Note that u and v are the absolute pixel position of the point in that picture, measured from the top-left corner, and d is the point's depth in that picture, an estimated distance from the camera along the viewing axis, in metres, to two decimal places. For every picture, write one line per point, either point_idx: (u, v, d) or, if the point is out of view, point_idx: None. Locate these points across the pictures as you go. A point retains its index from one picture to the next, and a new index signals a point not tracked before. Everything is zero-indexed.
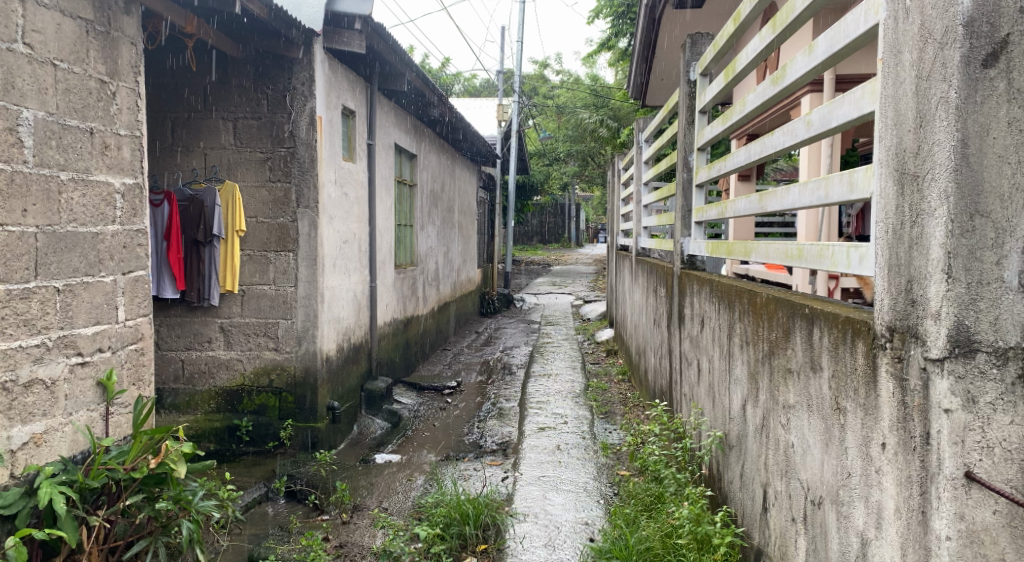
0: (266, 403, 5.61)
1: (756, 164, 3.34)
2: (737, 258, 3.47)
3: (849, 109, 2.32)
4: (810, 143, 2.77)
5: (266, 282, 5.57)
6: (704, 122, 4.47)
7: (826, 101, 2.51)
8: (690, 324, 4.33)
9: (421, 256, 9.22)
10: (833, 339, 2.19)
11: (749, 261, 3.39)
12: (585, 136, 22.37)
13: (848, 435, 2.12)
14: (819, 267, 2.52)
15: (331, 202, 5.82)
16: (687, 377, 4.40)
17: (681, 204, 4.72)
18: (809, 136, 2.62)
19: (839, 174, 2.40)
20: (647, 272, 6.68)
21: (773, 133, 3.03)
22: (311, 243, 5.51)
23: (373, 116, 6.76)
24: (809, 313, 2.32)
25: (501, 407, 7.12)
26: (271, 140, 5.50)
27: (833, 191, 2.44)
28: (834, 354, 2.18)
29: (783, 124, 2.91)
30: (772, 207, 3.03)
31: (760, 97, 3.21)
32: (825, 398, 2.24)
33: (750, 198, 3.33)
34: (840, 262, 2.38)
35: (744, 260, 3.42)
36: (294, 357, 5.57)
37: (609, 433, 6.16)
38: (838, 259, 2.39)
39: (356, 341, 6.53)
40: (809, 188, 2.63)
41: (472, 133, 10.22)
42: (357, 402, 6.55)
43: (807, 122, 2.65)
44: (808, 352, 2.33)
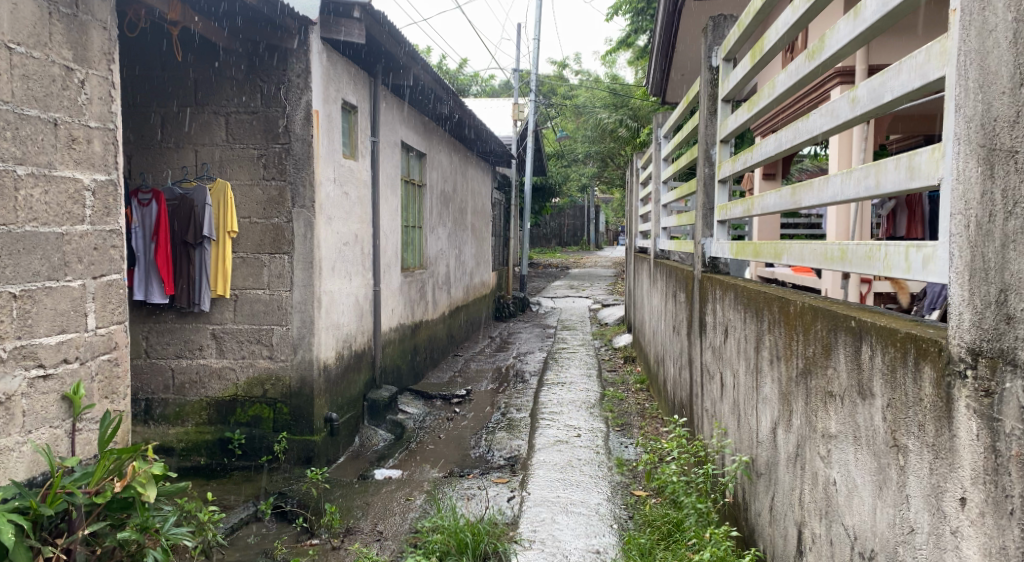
0: (259, 414, 5.28)
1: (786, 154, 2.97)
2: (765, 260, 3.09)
3: (908, 77, 1.94)
4: (853, 126, 2.40)
5: (260, 286, 5.25)
6: (728, 111, 4.11)
7: (876, 73, 2.13)
8: (711, 333, 3.96)
9: (431, 259, 8.90)
10: (889, 359, 1.82)
11: (778, 264, 3.01)
12: (605, 137, 21.97)
13: (910, 481, 1.75)
14: (866, 272, 2.15)
15: (329, 201, 5.50)
16: (709, 392, 4.03)
17: (703, 201, 4.35)
18: (854, 116, 2.24)
19: (895, 158, 2.02)
20: (665, 275, 6.30)
21: (809, 116, 2.67)
22: (307, 245, 5.19)
23: (376, 113, 6.45)
24: (856, 327, 1.95)
25: (511, 418, 6.77)
26: (265, 136, 5.19)
27: (886, 178, 2.06)
28: (891, 379, 1.81)
29: (821, 106, 2.55)
30: (807, 201, 2.66)
31: (792, 76, 2.85)
32: (879, 431, 1.86)
33: (780, 192, 2.96)
34: (895, 265, 2.00)
35: (773, 262, 3.04)
36: (289, 366, 5.25)
37: (625, 447, 5.80)
38: (893, 261, 2.01)
39: (358, 349, 6.21)
40: (855, 177, 2.26)
41: (484, 131, 9.89)
42: (359, 413, 6.22)
43: (852, 99, 2.27)
44: (855, 375, 1.96)
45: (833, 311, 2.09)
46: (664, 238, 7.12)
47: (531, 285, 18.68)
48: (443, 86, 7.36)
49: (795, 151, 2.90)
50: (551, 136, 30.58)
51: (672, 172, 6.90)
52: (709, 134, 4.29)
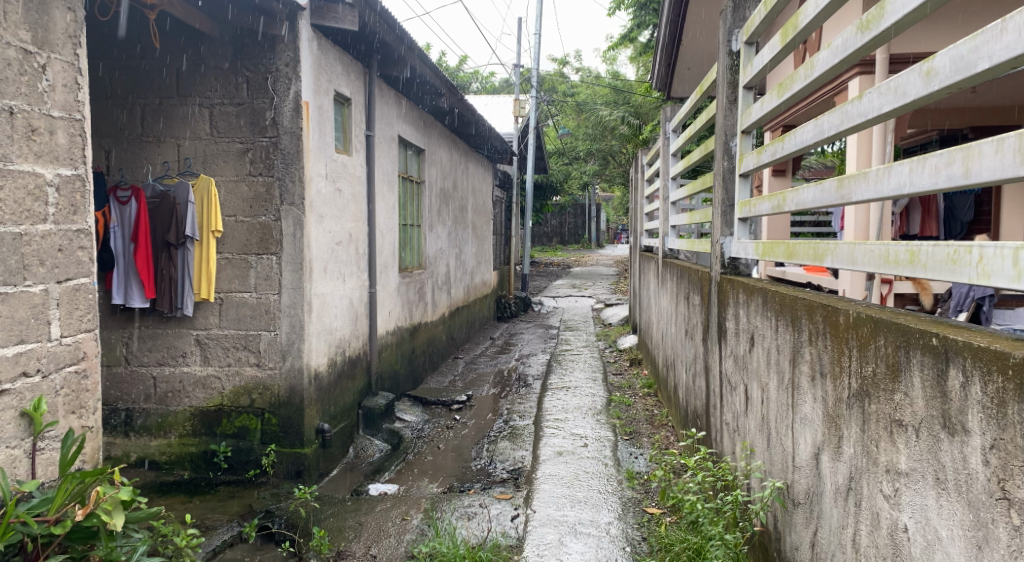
0: (246, 425, 4.96)
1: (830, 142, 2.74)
2: (804, 261, 2.83)
3: (1014, 39, 1.81)
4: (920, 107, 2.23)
5: (247, 289, 4.93)
6: (751, 97, 3.82)
7: (961, 41, 1.99)
8: (733, 340, 3.64)
9: (430, 259, 8.58)
10: (996, 392, 1.54)
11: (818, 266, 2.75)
12: (606, 134, 21.63)
13: None
14: (950, 280, 1.95)
15: (321, 198, 5.18)
16: (730, 404, 3.71)
17: (720, 196, 4.03)
18: (933, 89, 2.07)
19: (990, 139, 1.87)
20: (676, 276, 5.98)
21: (861, 98, 2.49)
22: (296, 244, 4.87)
23: (372, 105, 6.13)
24: (943, 344, 1.67)
25: (513, 425, 6.46)
26: (251, 128, 4.87)
27: (978, 165, 1.89)
28: (999, 417, 1.54)
29: (880, 84, 2.36)
30: (859, 194, 2.44)
31: (840, 53, 2.64)
32: (981, 479, 1.58)
33: (823, 185, 2.74)
34: (992, 269, 1.83)
35: (812, 263, 2.78)
36: (278, 374, 4.93)
37: (634, 458, 5.48)
38: (989, 265, 1.84)
39: (352, 355, 5.89)
40: (931, 165, 2.06)
41: (485, 126, 9.56)
42: (354, 422, 5.90)
43: (927, 73, 2.11)
44: (943, 406, 1.68)
45: (903, 325, 1.81)
46: (673, 237, 6.81)
47: (533, 284, 18.35)
48: (442, 79, 7.05)
49: (840, 138, 2.68)
50: (552, 133, 30.23)
51: (682, 167, 6.57)
52: (729, 124, 3.97)
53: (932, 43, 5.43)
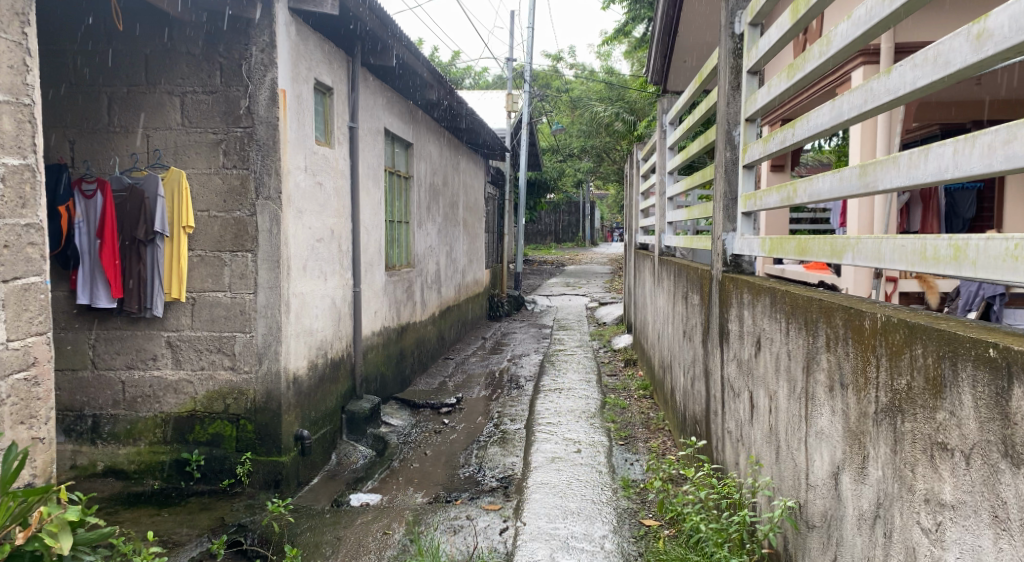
0: (221, 432, 4.70)
1: (849, 125, 2.54)
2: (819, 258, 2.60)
3: None
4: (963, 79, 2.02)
5: (220, 288, 4.67)
6: (754, 83, 3.58)
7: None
8: (735, 343, 3.40)
9: (419, 257, 8.32)
10: None
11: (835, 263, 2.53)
12: (600, 131, 21.39)
13: None
14: (1009, 278, 1.78)
15: (300, 193, 4.92)
16: (733, 411, 3.47)
17: (721, 189, 3.79)
18: (982, 56, 1.87)
19: None
20: (673, 274, 5.73)
21: (890, 72, 2.27)
22: (273, 241, 4.62)
23: (355, 95, 5.88)
24: (1010, 358, 1.46)
25: (504, 430, 6.21)
26: (225, 118, 4.61)
27: None
28: None
29: (912, 56, 2.16)
30: (890, 180, 2.22)
31: (865, 26, 2.42)
32: None
33: (842, 172, 2.52)
34: None
35: (829, 260, 2.56)
36: (254, 379, 4.67)
37: (630, 465, 5.24)
38: None
39: (335, 357, 5.63)
40: (984, 144, 1.85)
41: (476, 121, 9.31)
42: (336, 427, 5.64)
43: (976, 38, 1.90)
44: (1008, 432, 1.47)
45: (954, 333, 1.60)
46: (670, 234, 6.56)
47: (526, 282, 18.06)
48: (429, 70, 6.80)
49: (860, 120, 2.48)
50: (546, 130, 29.96)
51: (679, 161, 6.33)
52: (729, 113, 3.72)
53: (938, 30, 5.22)
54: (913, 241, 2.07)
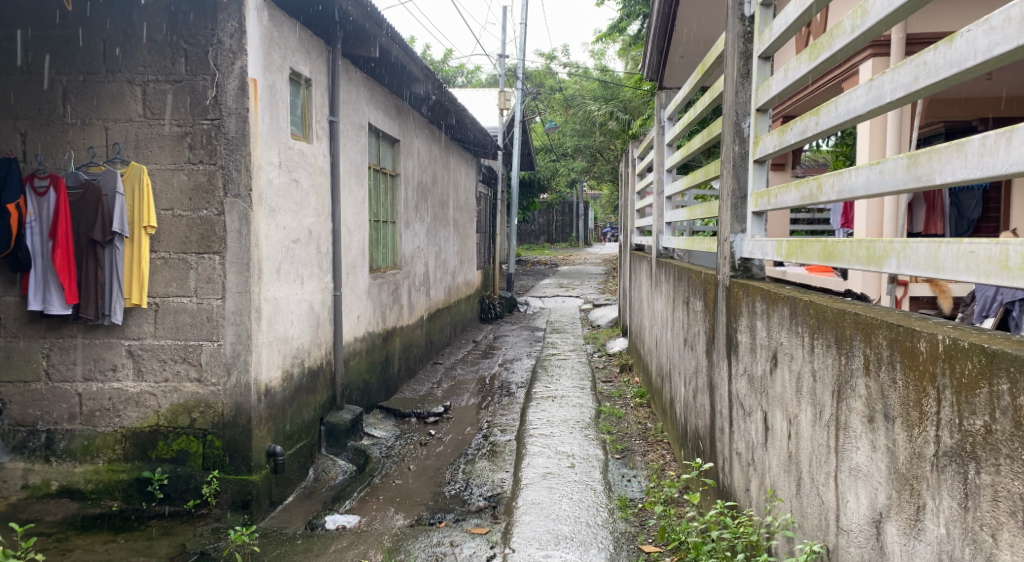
0: (186, 448, 4.35)
1: (892, 108, 2.22)
2: (854, 263, 2.28)
3: None
4: None
5: (185, 293, 4.33)
6: (766, 68, 3.25)
7: None
8: (747, 357, 3.08)
9: (406, 259, 7.98)
10: None
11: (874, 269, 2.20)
12: (593, 130, 21.05)
13: None
14: None
15: (272, 190, 4.58)
16: (745, 432, 3.14)
17: (728, 186, 3.47)
18: None
19: None
20: (672, 278, 5.41)
21: (952, 42, 1.94)
22: (242, 243, 4.28)
23: (336, 87, 5.55)
24: None
25: (494, 441, 5.88)
26: (190, 109, 4.27)
27: None
28: None
29: (984, 20, 1.84)
30: (957, 171, 1.90)
31: None
32: None
33: (887, 162, 2.19)
34: None
35: (866, 266, 2.24)
36: (222, 391, 4.33)
37: (628, 482, 4.91)
38: None
39: (312, 365, 5.29)
40: None
41: (466, 117, 8.96)
42: (314, 440, 5.30)
43: None
44: None
45: None
46: (668, 235, 6.25)
47: (518, 283, 17.73)
48: (416, 62, 6.45)
49: (906, 103, 2.16)
50: (539, 129, 29.60)
51: (677, 158, 6.00)
52: (739, 102, 3.40)
53: (943, 26, 5.01)
54: (986, 246, 1.76)
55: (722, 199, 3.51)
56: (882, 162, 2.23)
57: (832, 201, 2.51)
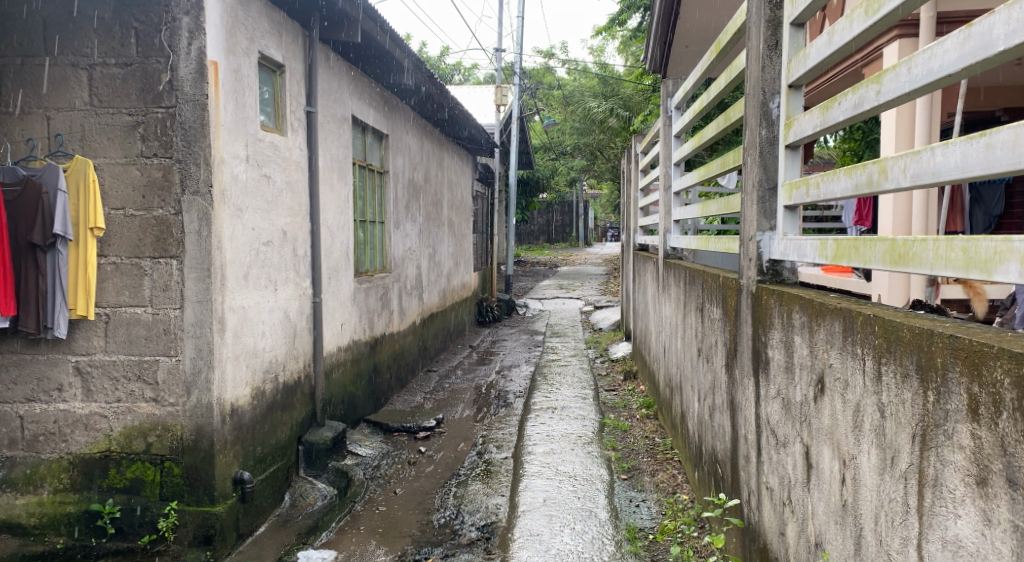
0: (141, 477, 3.88)
1: (999, 62, 1.72)
2: (947, 270, 1.81)
3: None
4: None
5: (139, 303, 3.87)
6: (799, 35, 2.77)
7: None
8: (781, 377, 2.60)
9: (396, 261, 7.51)
10: None
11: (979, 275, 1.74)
12: (593, 128, 20.56)
13: None
14: None
15: (238, 187, 4.11)
16: (778, 465, 2.67)
17: (753, 176, 2.99)
18: None
19: None
20: (682, 281, 4.94)
21: None
22: (202, 246, 3.81)
23: (313, 74, 5.07)
24: None
25: (489, 459, 5.41)
26: (142, 96, 3.80)
27: None
28: None
29: None
30: None
31: None
32: None
33: (1002, 132, 1.70)
34: None
35: (967, 273, 1.77)
36: (181, 412, 3.86)
37: (636, 507, 4.44)
38: None
39: (288, 379, 4.82)
40: None
41: (460, 110, 8.48)
42: (291, 462, 4.83)
43: None
44: None
45: None
46: (676, 234, 5.77)
47: (518, 285, 17.25)
48: (403, 50, 5.97)
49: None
50: (537, 128, 29.10)
51: (684, 151, 5.53)
52: (766, 79, 2.91)
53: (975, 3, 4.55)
54: None
55: (747, 191, 3.03)
56: (988, 134, 1.75)
57: (901, 187, 2.03)
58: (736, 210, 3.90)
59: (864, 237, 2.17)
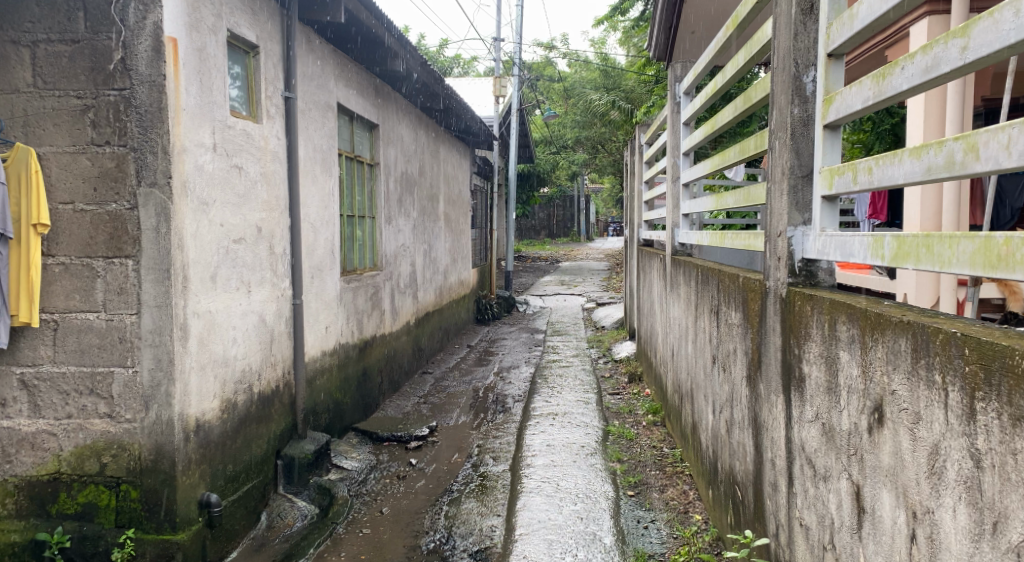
0: (94, 502, 3.50)
1: None
2: None
3: None
4: None
5: (90, 308, 3.47)
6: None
7: None
8: (822, 399, 2.20)
9: (388, 259, 7.10)
10: None
11: None
12: (595, 121, 20.09)
13: None
14: None
15: (203, 178, 3.70)
16: (817, 500, 2.27)
17: (783, 162, 2.59)
18: None
19: None
20: (694, 281, 4.54)
21: None
22: (161, 246, 3.40)
23: (291, 56, 4.66)
24: None
25: (484, 473, 5.01)
26: (92, 77, 3.41)
27: None
28: None
29: None
30: None
31: None
32: None
33: None
34: None
35: None
36: (139, 430, 3.46)
37: (645, 529, 4.05)
38: None
39: (266, 389, 4.42)
40: None
41: (456, 100, 8.06)
42: (268, 478, 4.44)
43: None
44: None
45: None
46: (686, 230, 5.36)
47: (518, 281, 16.82)
48: (391, 33, 5.55)
49: None
50: (538, 121, 28.64)
51: (693, 140, 5.12)
52: (799, 48, 2.50)
53: None
54: None
55: (777, 178, 2.62)
56: None
57: (1001, 168, 1.62)
58: (754, 203, 3.49)
59: (942, 234, 1.76)
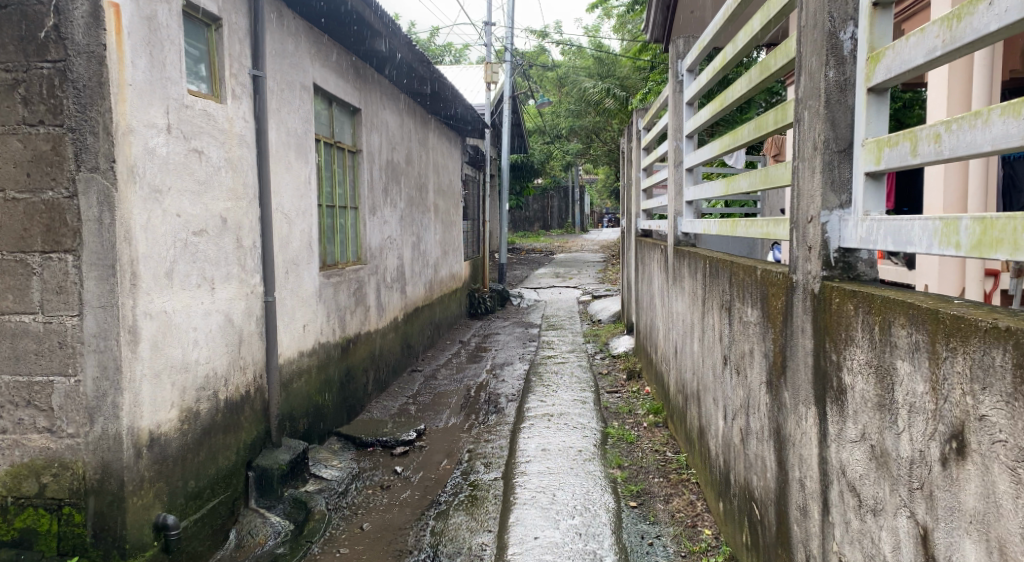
0: (34, 527, 3.13)
1: None
2: None
3: None
4: None
5: (26, 310, 3.09)
6: None
7: None
8: (876, 416, 1.82)
9: (373, 251, 6.71)
10: None
11: None
12: (590, 110, 19.62)
13: None
14: None
15: (156, 163, 3.31)
16: (867, 533, 1.90)
17: (815, 135, 2.20)
18: None
19: None
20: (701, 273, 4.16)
21: None
22: (105, 237, 3.01)
23: (259, 30, 4.26)
24: None
25: (476, 481, 4.65)
26: (23, 48, 3.02)
27: None
28: None
29: None
30: None
31: None
32: None
33: None
34: None
35: None
36: (84, 446, 3.07)
37: (649, 545, 3.68)
38: None
39: (233, 395, 4.04)
40: None
41: (445, 84, 7.65)
42: (237, 492, 4.06)
43: None
44: None
45: None
46: (689, 219, 4.99)
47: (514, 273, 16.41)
48: (371, 7, 5.14)
49: None
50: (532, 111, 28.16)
51: (695, 122, 4.75)
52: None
53: None
54: None
55: (809, 153, 2.24)
56: None
57: None
58: (765, 187, 3.12)
59: None
